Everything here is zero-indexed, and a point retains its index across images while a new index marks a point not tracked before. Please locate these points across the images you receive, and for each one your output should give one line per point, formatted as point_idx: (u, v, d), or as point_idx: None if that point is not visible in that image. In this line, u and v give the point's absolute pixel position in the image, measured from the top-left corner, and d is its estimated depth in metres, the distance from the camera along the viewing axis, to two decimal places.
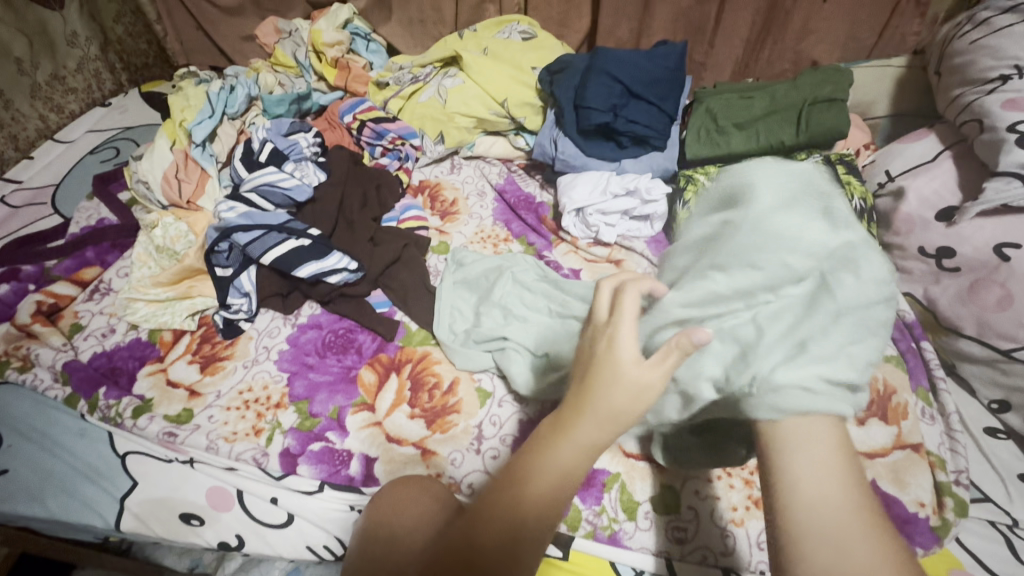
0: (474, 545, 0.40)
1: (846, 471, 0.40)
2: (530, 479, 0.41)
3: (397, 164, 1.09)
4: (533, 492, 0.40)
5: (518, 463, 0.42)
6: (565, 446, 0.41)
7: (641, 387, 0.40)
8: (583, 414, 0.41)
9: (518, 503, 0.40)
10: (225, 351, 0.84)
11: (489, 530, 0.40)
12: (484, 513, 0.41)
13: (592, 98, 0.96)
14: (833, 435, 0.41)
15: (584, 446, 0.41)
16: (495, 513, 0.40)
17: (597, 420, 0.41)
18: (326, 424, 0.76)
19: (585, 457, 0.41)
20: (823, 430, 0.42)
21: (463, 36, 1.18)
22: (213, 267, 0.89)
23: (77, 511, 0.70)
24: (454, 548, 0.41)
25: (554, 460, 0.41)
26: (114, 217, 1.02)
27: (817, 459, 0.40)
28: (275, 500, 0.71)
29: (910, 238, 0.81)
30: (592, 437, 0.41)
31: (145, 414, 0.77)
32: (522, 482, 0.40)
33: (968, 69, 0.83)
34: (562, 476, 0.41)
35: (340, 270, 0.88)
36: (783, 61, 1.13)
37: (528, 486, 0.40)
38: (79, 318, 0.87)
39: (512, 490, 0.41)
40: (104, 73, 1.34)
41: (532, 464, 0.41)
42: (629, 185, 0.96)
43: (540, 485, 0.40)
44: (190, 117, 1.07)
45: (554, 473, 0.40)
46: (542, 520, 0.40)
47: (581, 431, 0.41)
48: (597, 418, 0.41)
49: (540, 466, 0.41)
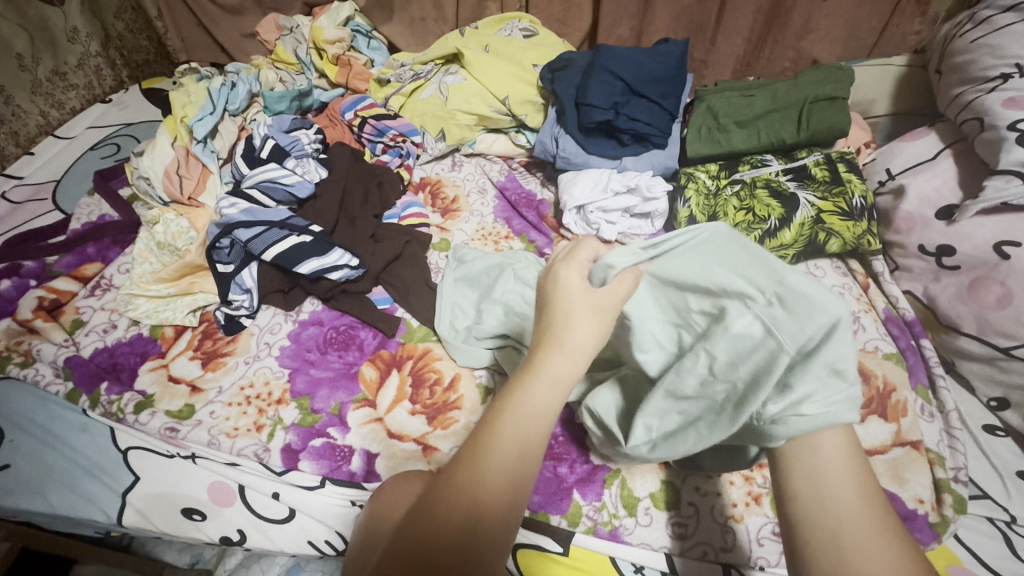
0: (479, 511, 0.40)
1: (852, 483, 0.42)
2: (500, 429, 0.42)
3: (398, 162, 1.10)
4: (517, 434, 0.41)
5: (490, 417, 0.43)
6: (535, 391, 0.43)
7: (599, 311, 0.45)
8: (552, 352, 0.44)
9: (511, 444, 0.41)
10: (227, 347, 0.84)
11: (489, 485, 0.40)
12: (466, 476, 0.41)
13: (593, 95, 0.96)
14: (843, 458, 0.43)
15: (550, 389, 0.43)
16: (476, 477, 0.40)
17: (564, 356, 0.44)
18: (328, 420, 0.76)
19: (556, 393, 0.43)
20: (825, 451, 0.43)
21: (464, 34, 1.18)
22: (215, 264, 0.90)
23: (79, 506, 0.71)
24: (452, 524, 0.39)
25: (525, 404, 0.42)
26: (115, 213, 1.02)
27: (824, 482, 0.42)
28: (277, 495, 0.71)
29: (910, 236, 0.82)
30: (558, 387, 0.43)
31: (146, 410, 0.77)
32: (493, 429, 0.42)
33: (968, 68, 0.84)
34: (534, 416, 0.42)
35: (342, 266, 0.88)
36: (783, 59, 1.14)
37: (498, 438, 0.41)
38: (80, 314, 0.87)
39: (489, 435, 0.42)
40: (105, 69, 1.34)
41: (498, 416, 0.42)
42: (630, 183, 0.96)
43: (514, 433, 0.41)
44: (191, 113, 1.07)
45: (531, 411, 0.42)
46: (522, 466, 0.41)
47: (544, 377, 0.43)
48: (553, 370, 0.43)
49: (516, 409, 0.42)
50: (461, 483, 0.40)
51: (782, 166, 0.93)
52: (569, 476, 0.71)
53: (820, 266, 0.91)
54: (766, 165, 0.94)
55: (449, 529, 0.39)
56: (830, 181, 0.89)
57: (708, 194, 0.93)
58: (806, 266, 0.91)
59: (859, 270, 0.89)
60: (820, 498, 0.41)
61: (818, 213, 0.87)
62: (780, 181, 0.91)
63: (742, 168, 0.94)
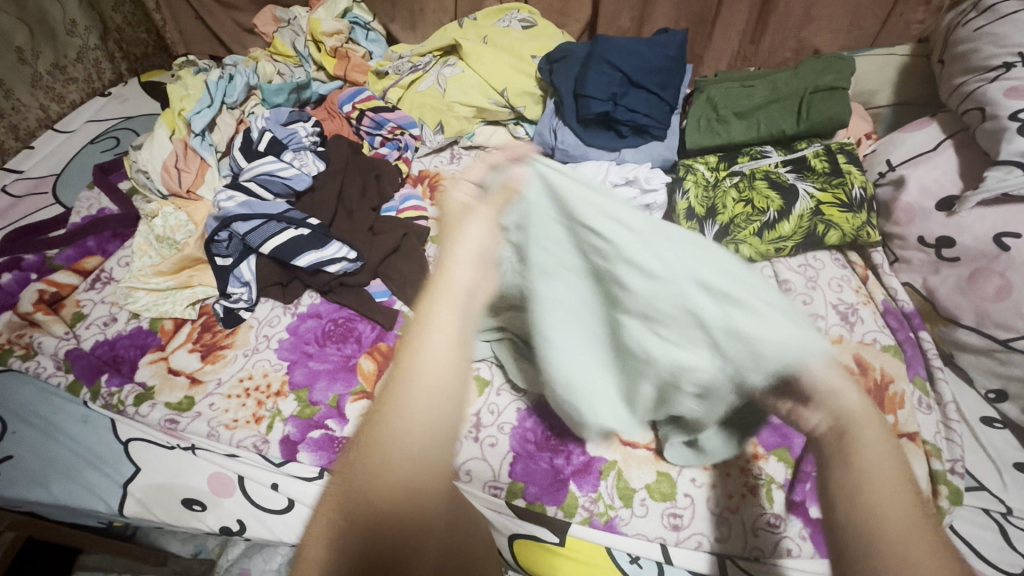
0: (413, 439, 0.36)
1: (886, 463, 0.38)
2: (411, 369, 0.37)
3: (396, 154, 1.09)
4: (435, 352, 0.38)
5: (402, 351, 0.38)
6: (439, 319, 0.39)
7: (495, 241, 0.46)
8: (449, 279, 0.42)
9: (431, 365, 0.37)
10: (226, 339, 0.84)
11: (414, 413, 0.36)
12: (383, 436, 0.36)
13: (591, 87, 0.95)
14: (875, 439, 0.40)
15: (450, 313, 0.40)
16: (405, 421, 0.36)
17: (462, 279, 0.42)
18: (326, 412, 0.77)
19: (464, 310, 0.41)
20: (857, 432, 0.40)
21: (462, 25, 1.18)
22: (214, 257, 0.90)
23: (81, 496, 0.72)
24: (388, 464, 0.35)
25: (437, 324, 0.39)
26: (115, 207, 1.02)
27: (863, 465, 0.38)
28: (276, 486, 0.72)
29: (910, 228, 0.82)
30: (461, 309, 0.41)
31: (146, 402, 0.77)
32: (407, 370, 0.37)
33: (971, 57, 0.82)
34: (446, 350, 0.38)
35: (340, 259, 0.88)
36: (785, 50, 1.12)
37: (415, 368, 0.37)
38: (81, 307, 0.88)
39: (404, 366, 0.37)
40: (104, 63, 1.34)
41: (406, 355, 0.38)
42: (628, 175, 0.96)
43: (432, 367, 0.37)
44: (189, 106, 1.06)
45: (441, 329, 0.39)
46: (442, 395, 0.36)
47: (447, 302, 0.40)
48: (448, 301, 0.41)
49: (425, 331, 0.39)
50: (395, 437, 0.35)
51: (781, 158, 0.92)
52: (566, 467, 0.72)
53: (819, 258, 0.89)
54: (765, 156, 0.93)
55: (396, 484, 0.35)
56: (829, 172, 0.88)
57: (707, 185, 0.93)
58: (805, 258, 0.89)
59: (858, 262, 0.89)
60: (857, 473, 0.38)
61: (817, 205, 0.86)
62: (779, 172, 0.90)
63: (741, 160, 0.93)
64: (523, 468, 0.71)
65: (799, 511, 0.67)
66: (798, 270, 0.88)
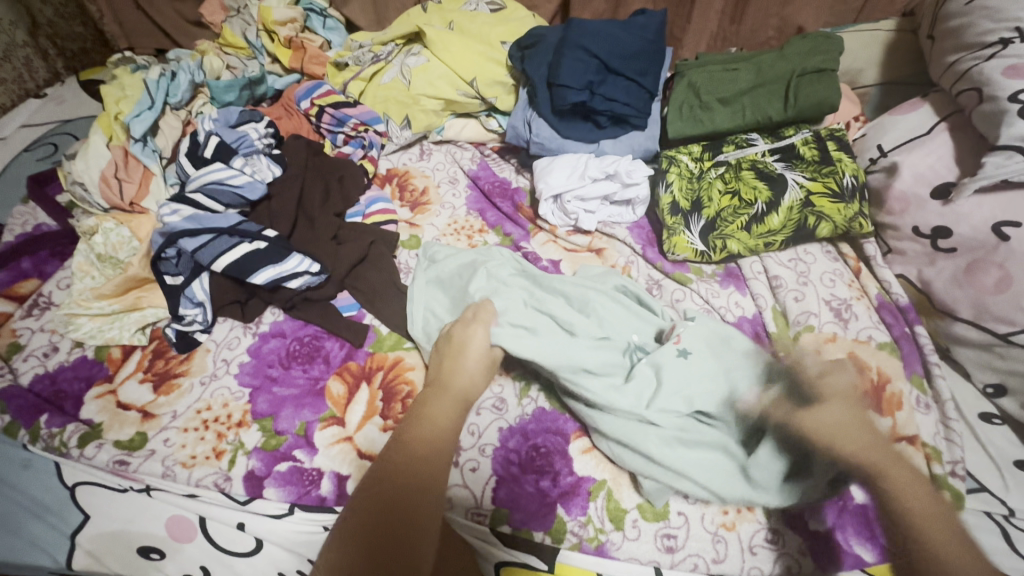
0: (402, 502, 0.51)
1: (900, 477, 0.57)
2: (428, 420, 0.60)
3: (360, 153, 1.02)
4: (434, 429, 0.59)
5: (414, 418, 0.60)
6: (441, 402, 0.63)
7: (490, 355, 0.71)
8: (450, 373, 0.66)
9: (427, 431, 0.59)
10: (181, 366, 0.78)
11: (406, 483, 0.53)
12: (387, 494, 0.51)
13: (565, 75, 0.89)
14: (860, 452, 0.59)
15: (450, 395, 0.64)
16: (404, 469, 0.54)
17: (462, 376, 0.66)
18: (293, 442, 0.71)
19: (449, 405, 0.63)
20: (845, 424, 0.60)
21: (426, 10, 1.10)
22: (162, 276, 0.83)
23: (24, 551, 0.66)
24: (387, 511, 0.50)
25: (435, 413, 0.61)
26: (53, 222, 0.94)
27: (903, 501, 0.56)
28: (242, 525, 0.66)
29: (904, 218, 0.78)
30: (459, 386, 0.66)
31: (92, 442, 0.70)
32: (422, 426, 0.59)
33: (964, 33, 0.77)
34: (446, 420, 0.61)
35: (301, 274, 0.82)
36: (767, 28, 1.07)
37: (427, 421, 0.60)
38: (18, 337, 0.80)
39: (416, 426, 0.59)
40: (36, 60, 1.22)
41: (413, 422, 0.60)
42: (609, 168, 0.90)
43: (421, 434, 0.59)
44: (126, 108, 0.96)
45: (442, 417, 0.61)
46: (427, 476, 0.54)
47: (449, 388, 0.65)
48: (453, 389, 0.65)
49: (430, 409, 0.62)
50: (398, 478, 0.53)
51: (768, 146, 0.87)
52: (552, 489, 0.67)
53: (810, 251, 0.85)
54: (751, 144, 0.88)
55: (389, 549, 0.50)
56: (819, 161, 0.84)
57: (691, 177, 0.88)
58: (796, 252, 0.85)
59: (850, 254, 0.85)
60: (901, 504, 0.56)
61: (807, 195, 0.82)
62: (766, 162, 0.86)
63: (726, 149, 0.89)
64: (507, 493, 0.67)
65: (797, 525, 0.64)
66: (788, 265, 0.84)
